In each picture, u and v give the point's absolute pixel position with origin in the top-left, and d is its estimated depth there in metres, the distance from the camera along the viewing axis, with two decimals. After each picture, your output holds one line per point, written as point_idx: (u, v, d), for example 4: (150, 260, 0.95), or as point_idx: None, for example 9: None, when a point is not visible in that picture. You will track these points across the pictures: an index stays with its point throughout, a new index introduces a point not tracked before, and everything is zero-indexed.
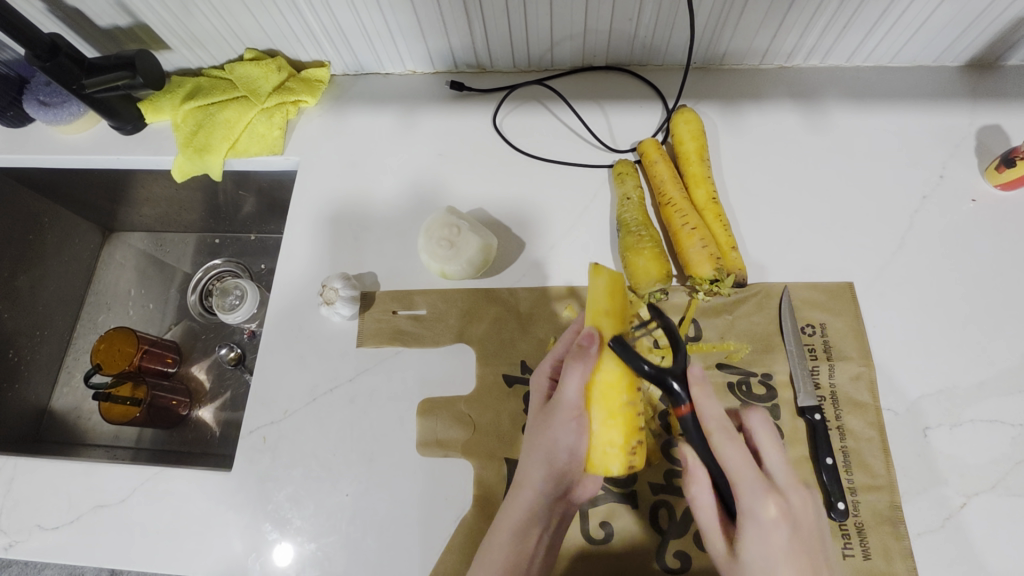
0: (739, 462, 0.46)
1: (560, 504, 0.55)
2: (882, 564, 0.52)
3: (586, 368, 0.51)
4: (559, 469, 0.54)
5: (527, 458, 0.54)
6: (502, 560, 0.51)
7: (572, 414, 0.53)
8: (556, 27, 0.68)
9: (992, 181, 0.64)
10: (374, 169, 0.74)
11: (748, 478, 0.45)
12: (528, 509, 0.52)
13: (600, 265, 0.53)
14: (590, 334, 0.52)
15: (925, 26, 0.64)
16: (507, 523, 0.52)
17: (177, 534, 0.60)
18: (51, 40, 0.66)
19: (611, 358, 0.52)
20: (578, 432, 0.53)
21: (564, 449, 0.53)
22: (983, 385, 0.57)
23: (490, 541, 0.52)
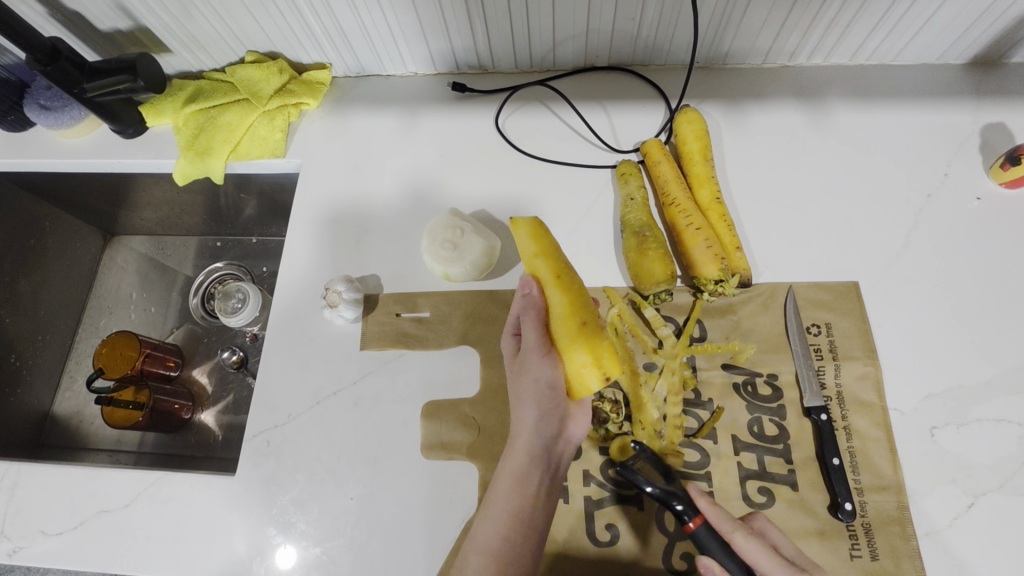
0: (764, 554, 0.48)
1: (560, 445, 0.53)
2: (890, 565, 0.51)
3: (534, 308, 0.56)
4: (547, 406, 0.52)
5: (516, 404, 0.54)
6: (506, 510, 0.50)
7: (539, 351, 0.54)
8: (559, 27, 0.68)
9: (996, 179, 0.64)
10: (376, 171, 0.74)
11: (780, 566, 0.47)
12: (524, 455, 0.51)
13: (516, 218, 0.58)
14: (525, 280, 0.57)
15: (929, 24, 0.63)
16: (507, 474, 0.52)
17: (181, 539, 0.59)
18: (52, 44, 0.65)
19: (553, 289, 0.55)
20: (550, 366, 0.53)
21: (544, 386, 0.53)
22: (989, 385, 0.57)
23: (492, 493, 0.52)
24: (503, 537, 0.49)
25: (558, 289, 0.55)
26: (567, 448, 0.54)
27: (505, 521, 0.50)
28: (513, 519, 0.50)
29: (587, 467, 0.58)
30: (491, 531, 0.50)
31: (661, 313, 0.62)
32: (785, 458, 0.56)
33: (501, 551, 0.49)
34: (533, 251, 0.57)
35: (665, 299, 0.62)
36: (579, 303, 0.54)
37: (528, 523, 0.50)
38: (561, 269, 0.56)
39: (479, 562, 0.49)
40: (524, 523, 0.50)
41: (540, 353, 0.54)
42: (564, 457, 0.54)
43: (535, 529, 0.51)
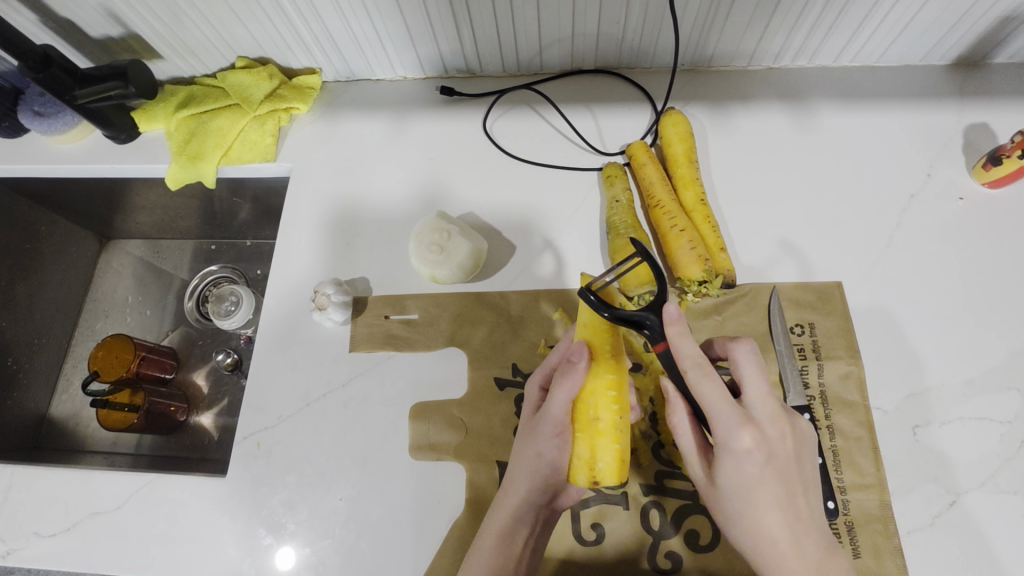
0: (713, 396, 0.45)
1: (545, 511, 0.54)
2: (872, 562, 0.52)
3: (572, 384, 0.51)
4: (545, 480, 0.52)
5: (513, 468, 0.53)
6: (488, 567, 0.51)
7: (556, 429, 0.52)
8: (544, 31, 0.68)
9: (979, 179, 0.64)
10: (365, 174, 0.75)
11: (723, 411, 0.45)
12: (512, 516, 0.52)
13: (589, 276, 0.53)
14: (580, 349, 0.51)
15: (911, 25, 0.64)
16: (491, 534, 0.52)
17: (173, 540, 0.60)
18: (44, 52, 0.66)
19: (600, 377, 0.51)
20: (560, 447, 0.52)
21: (548, 464, 0.52)
22: (972, 383, 0.58)
23: (475, 548, 0.52)
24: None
25: (601, 378, 0.51)
26: (550, 516, 0.55)
27: None
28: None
29: None
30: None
31: None
32: None
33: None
34: (588, 321, 0.52)
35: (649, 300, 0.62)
36: (619, 400, 0.51)
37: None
38: (612, 359, 0.51)
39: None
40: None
41: (557, 431, 0.52)
42: (545, 526, 0.55)
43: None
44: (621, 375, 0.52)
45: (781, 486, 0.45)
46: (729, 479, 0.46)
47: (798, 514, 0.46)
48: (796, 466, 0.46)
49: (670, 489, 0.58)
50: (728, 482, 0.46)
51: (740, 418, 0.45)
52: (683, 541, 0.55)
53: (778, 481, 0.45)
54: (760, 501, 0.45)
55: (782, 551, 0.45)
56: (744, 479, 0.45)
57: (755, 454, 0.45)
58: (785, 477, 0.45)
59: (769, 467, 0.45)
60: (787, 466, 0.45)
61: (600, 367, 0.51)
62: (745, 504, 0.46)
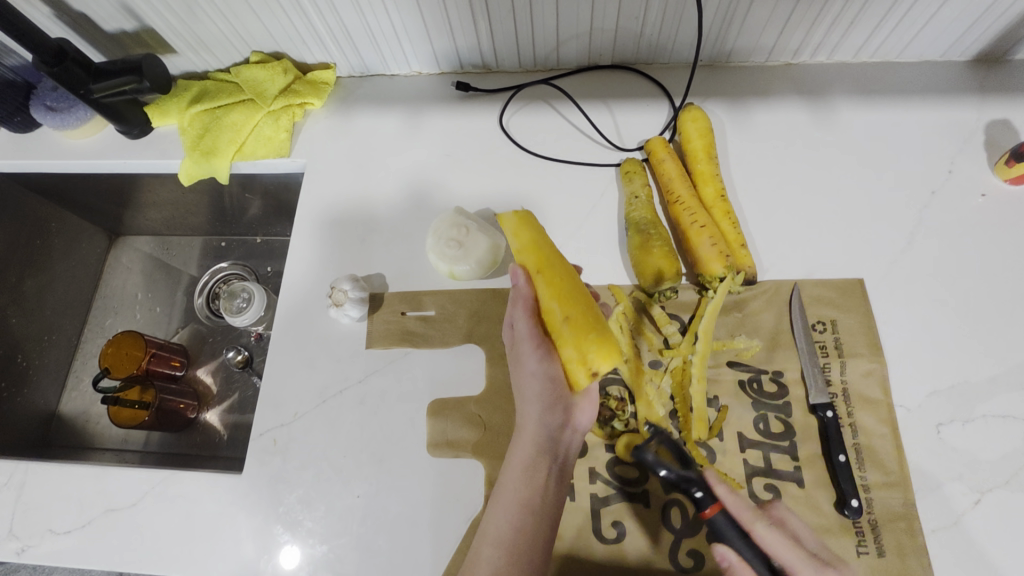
0: (783, 545, 0.47)
1: (566, 436, 0.55)
2: (896, 561, 0.51)
3: (525, 300, 0.57)
4: (548, 398, 0.55)
5: (521, 399, 0.56)
6: (516, 499, 0.52)
7: (533, 344, 0.56)
8: (562, 26, 0.68)
9: (1001, 176, 0.64)
10: (381, 170, 0.74)
11: (800, 556, 0.47)
12: (530, 445, 0.53)
13: (506, 215, 0.61)
14: (514, 270, 0.59)
15: (933, 21, 0.64)
16: (516, 469, 0.54)
17: (188, 537, 0.60)
18: (58, 45, 0.66)
19: (542, 281, 0.56)
20: (544, 358, 0.55)
21: (542, 379, 0.55)
22: (995, 381, 0.57)
23: (502, 487, 0.54)
24: (513, 526, 0.51)
25: (544, 280, 0.56)
26: (573, 439, 0.55)
27: (515, 512, 0.52)
28: (523, 508, 0.52)
29: (592, 465, 0.58)
30: (502, 521, 0.52)
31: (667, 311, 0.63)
32: (791, 455, 0.56)
33: (511, 538, 0.51)
34: (521, 246, 0.58)
35: (670, 297, 0.62)
36: (565, 290, 0.55)
37: (539, 512, 0.52)
38: (549, 261, 0.57)
39: (492, 552, 0.50)
40: (535, 513, 0.52)
41: (535, 345, 0.56)
42: (570, 450, 0.55)
43: (545, 518, 0.52)
44: (559, 267, 0.57)
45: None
46: None
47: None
48: None
49: None
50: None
51: (820, 563, 0.47)
52: (705, 540, 0.55)
53: None
54: None
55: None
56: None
57: None
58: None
59: None
60: None
61: (535, 271, 0.57)
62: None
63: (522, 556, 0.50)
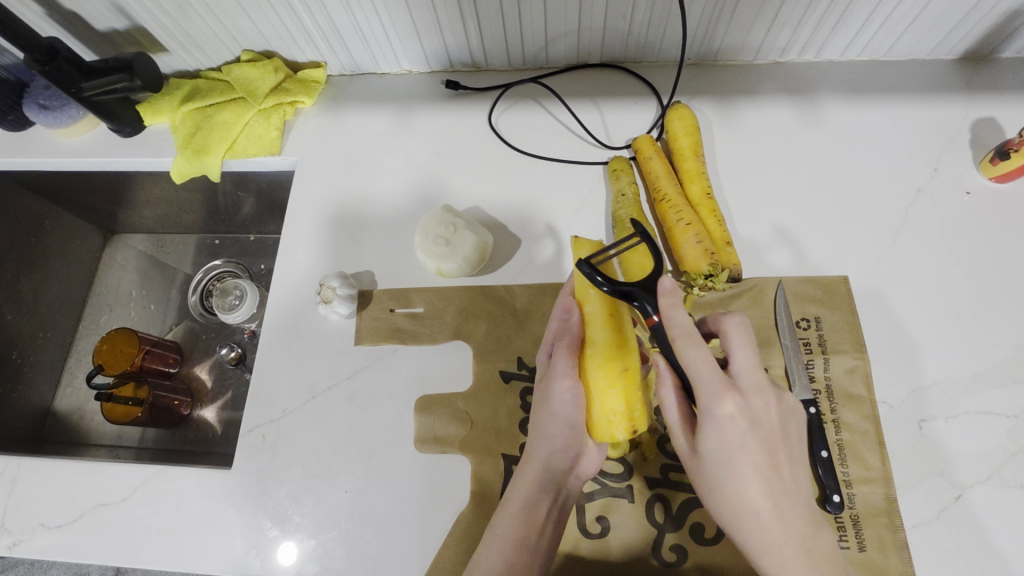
0: (700, 365, 0.46)
1: (568, 479, 0.55)
2: (877, 555, 0.52)
3: (570, 336, 0.55)
4: (564, 442, 0.54)
5: (535, 435, 0.55)
6: (513, 534, 0.52)
7: (568, 383, 0.54)
8: (550, 25, 0.68)
9: (986, 173, 0.64)
10: (370, 168, 0.75)
11: (709, 377, 0.46)
12: (534, 483, 0.54)
13: (581, 238, 0.57)
14: (568, 305, 0.56)
15: (918, 19, 0.64)
16: (518, 504, 0.53)
17: (178, 532, 0.60)
18: (50, 44, 0.66)
19: (603, 323, 0.53)
20: (576, 401, 0.54)
21: (563, 422, 0.54)
22: (978, 377, 0.58)
23: (500, 518, 0.53)
24: (506, 562, 0.51)
25: (608, 326, 0.52)
26: (574, 484, 0.56)
27: (509, 546, 0.51)
28: (519, 544, 0.52)
29: None
30: (495, 553, 0.52)
31: None
32: None
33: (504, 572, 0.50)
34: (588, 282, 0.54)
35: None
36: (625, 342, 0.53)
37: (533, 551, 0.52)
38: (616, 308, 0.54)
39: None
40: (530, 551, 0.52)
41: (571, 385, 0.53)
42: (569, 493, 0.56)
43: (539, 557, 0.52)
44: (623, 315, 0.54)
45: (763, 456, 0.46)
46: (711, 447, 0.47)
47: (779, 485, 0.46)
48: (781, 436, 0.47)
49: (675, 482, 0.58)
50: (711, 449, 0.47)
51: (726, 386, 0.46)
52: (688, 535, 0.55)
53: (759, 448, 0.46)
54: (740, 471, 0.46)
55: (762, 521, 0.46)
56: (726, 445, 0.46)
57: (737, 421, 0.46)
58: (767, 441, 0.46)
59: (751, 434, 0.46)
60: (770, 433, 0.46)
61: (600, 314, 0.53)
62: (726, 472, 0.47)
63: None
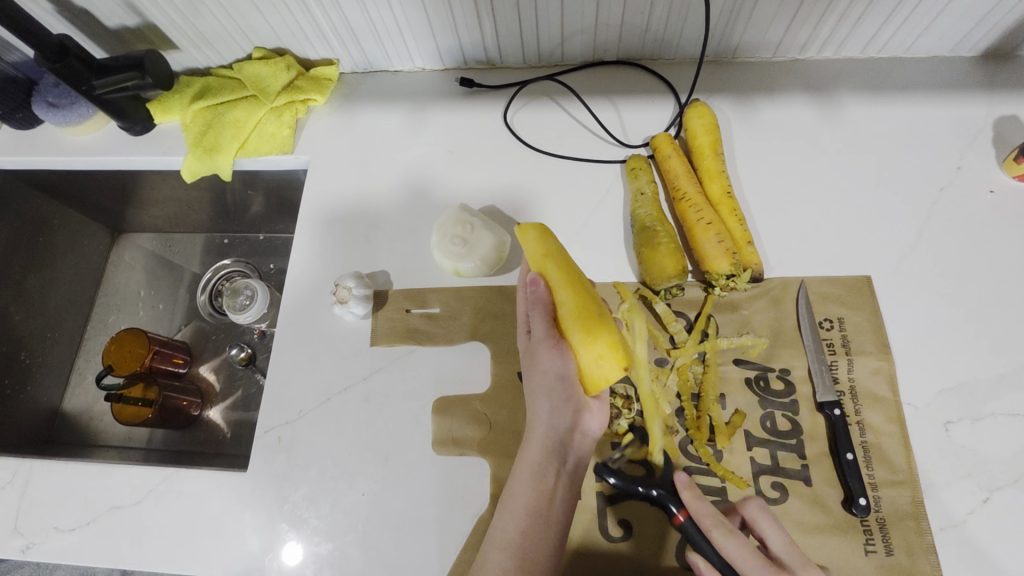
0: (740, 556, 0.48)
1: (575, 439, 0.53)
2: (905, 560, 0.51)
3: (542, 302, 0.55)
4: (559, 396, 0.53)
5: (532, 398, 0.54)
6: (524, 504, 0.51)
7: (549, 343, 0.54)
8: (567, 21, 0.67)
9: (1010, 172, 0.63)
10: (384, 167, 0.74)
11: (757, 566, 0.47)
12: (539, 447, 0.52)
13: (524, 224, 0.57)
14: (532, 278, 0.56)
15: (941, 16, 0.63)
16: (526, 471, 0.52)
17: (194, 535, 0.59)
18: (60, 41, 0.65)
19: (564, 281, 0.54)
20: (562, 357, 0.54)
21: (556, 378, 0.53)
22: (1004, 379, 0.57)
23: (512, 489, 0.52)
24: (521, 532, 0.50)
25: (569, 283, 0.54)
26: (582, 441, 0.53)
27: (522, 515, 0.50)
28: (531, 513, 0.50)
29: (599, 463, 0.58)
30: (510, 525, 0.51)
31: (672, 309, 0.62)
32: (798, 453, 0.56)
33: (519, 545, 0.49)
34: (542, 253, 0.56)
35: (676, 294, 0.62)
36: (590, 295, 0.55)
37: (548, 516, 0.51)
38: (573, 269, 0.56)
39: (500, 556, 0.49)
40: (543, 515, 0.51)
41: (553, 345, 0.54)
42: (580, 452, 0.53)
43: (554, 521, 0.51)
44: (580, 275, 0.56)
45: None
46: None
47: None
48: None
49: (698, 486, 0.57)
50: None
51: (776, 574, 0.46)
52: None
53: None
54: None
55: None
56: None
57: None
58: None
59: None
60: None
61: (560, 275, 0.55)
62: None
63: (531, 561, 0.49)
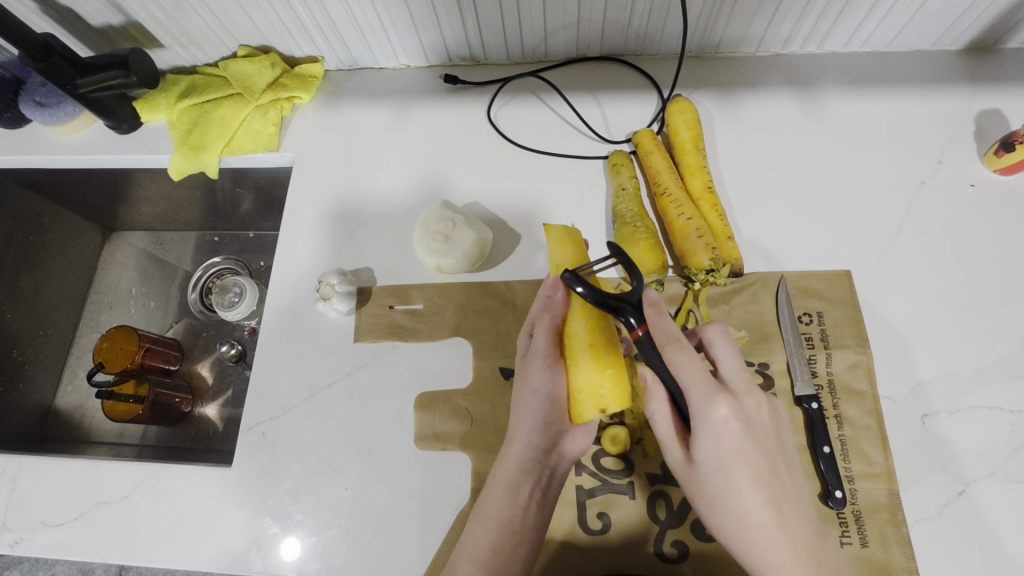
0: (688, 371, 0.46)
1: (553, 458, 0.55)
2: (879, 551, 0.51)
3: (552, 315, 0.54)
4: (543, 420, 0.54)
5: (515, 414, 0.55)
6: (499, 518, 0.53)
7: (545, 363, 0.54)
8: (549, 18, 0.67)
9: (991, 166, 0.63)
10: (369, 164, 0.74)
11: (699, 382, 0.46)
12: (517, 465, 0.54)
13: (551, 223, 0.57)
14: (555, 283, 0.54)
15: (922, 11, 0.63)
16: (503, 488, 0.54)
17: (180, 529, 0.60)
18: (44, 40, 0.66)
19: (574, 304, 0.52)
20: (554, 381, 0.53)
21: (543, 401, 0.54)
22: (981, 372, 0.57)
23: (488, 502, 0.54)
24: (491, 545, 0.52)
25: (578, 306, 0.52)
26: (558, 463, 0.56)
27: (494, 530, 0.52)
28: (504, 528, 0.53)
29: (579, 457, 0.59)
30: (482, 536, 0.53)
31: None
32: None
33: (490, 557, 0.52)
34: (558, 263, 0.56)
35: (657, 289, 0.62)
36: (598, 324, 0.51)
37: (519, 533, 0.53)
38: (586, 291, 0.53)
39: (467, 566, 0.52)
40: (514, 532, 0.53)
41: (548, 367, 0.53)
42: (554, 472, 0.56)
43: (525, 540, 0.53)
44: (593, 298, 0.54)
45: (763, 461, 0.47)
46: (708, 455, 0.47)
47: (779, 488, 0.47)
48: (774, 437, 0.48)
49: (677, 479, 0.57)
50: (709, 455, 0.47)
51: (718, 389, 0.47)
52: (690, 530, 0.55)
53: (757, 449, 0.47)
54: (740, 477, 0.47)
55: (768, 532, 0.46)
56: (723, 450, 0.47)
57: (734, 424, 0.46)
58: (765, 448, 0.47)
59: (748, 437, 0.47)
60: (765, 434, 0.47)
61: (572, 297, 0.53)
62: (727, 478, 0.47)
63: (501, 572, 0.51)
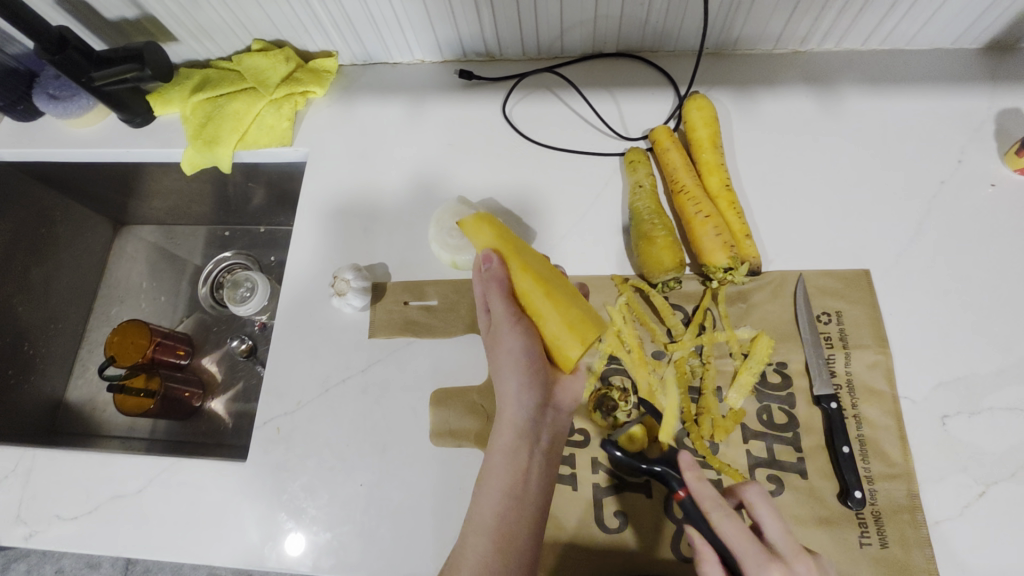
0: (737, 537, 0.45)
1: (548, 415, 0.55)
2: (900, 553, 0.51)
3: (499, 281, 0.56)
4: (526, 374, 0.54)
5: (499, 378, 0.55)
6: (501, 484, 0.52)
7: (510, 320, 0.55)
8: (567, 13, 0.67)
9: (1012, 165, 0.63)
10: (383, 159, 0.74)
11: (751, 550, 0.44)
12: (510, 430, 0.53)
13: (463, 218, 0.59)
14: (487, 256, 0.56)
15: (943, 9, 0.62)
16: (504, 456, 0.53)
17: (194, 523, 0.60)
18: (60, 33, 0.65)
19: (514, 268, 0.55)
20: (525, 335, 0.55)
21: (520, 356, 0.54)
22: (1002, 373, 0.57)
23: (494, 475, 0.53)
24: (498, 515, 0.51)
25: (520, 266, 0.55)
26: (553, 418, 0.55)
27: (500, 499, 0.52)
28: (509, 494, 0.52)
29: (594, 455, 0.58)
30: (487, 509, 0.52)
31: (670, 301, 0.63)
32: (794, 447, 0.56)
33: (498, 527, 0.51)
34: (483, 242, 0.57)
35: (674, 287, 0.62)
36: (542, 275, 0.55)
37: (523, 498, 0.52)
38: (518, 251, 0.56)
39: (478, 540, 0.50)
40: (519, 498, 0.52)
41: (514, 323, 0.55)
42: (552, 429, 0.55)
43: (531, 504, 0.52)
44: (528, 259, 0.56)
45: None
46: None
47: None
48: None
49: None
50: None
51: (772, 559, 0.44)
52: None
53: None
54: None
55: None
56: None
57: None
58: None
59: None
60: None
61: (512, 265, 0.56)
62: None
63: (511, 538, 0.51)
